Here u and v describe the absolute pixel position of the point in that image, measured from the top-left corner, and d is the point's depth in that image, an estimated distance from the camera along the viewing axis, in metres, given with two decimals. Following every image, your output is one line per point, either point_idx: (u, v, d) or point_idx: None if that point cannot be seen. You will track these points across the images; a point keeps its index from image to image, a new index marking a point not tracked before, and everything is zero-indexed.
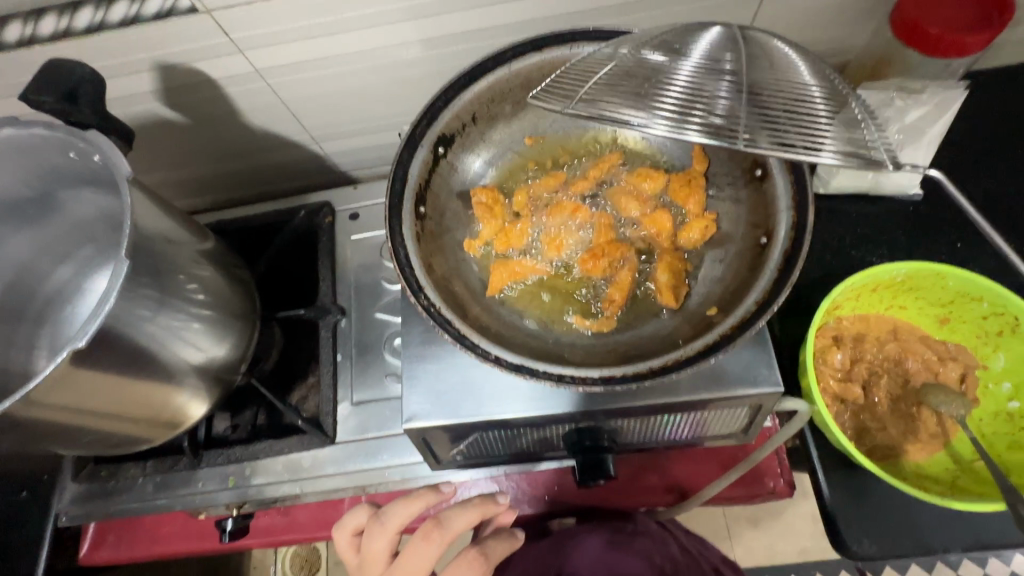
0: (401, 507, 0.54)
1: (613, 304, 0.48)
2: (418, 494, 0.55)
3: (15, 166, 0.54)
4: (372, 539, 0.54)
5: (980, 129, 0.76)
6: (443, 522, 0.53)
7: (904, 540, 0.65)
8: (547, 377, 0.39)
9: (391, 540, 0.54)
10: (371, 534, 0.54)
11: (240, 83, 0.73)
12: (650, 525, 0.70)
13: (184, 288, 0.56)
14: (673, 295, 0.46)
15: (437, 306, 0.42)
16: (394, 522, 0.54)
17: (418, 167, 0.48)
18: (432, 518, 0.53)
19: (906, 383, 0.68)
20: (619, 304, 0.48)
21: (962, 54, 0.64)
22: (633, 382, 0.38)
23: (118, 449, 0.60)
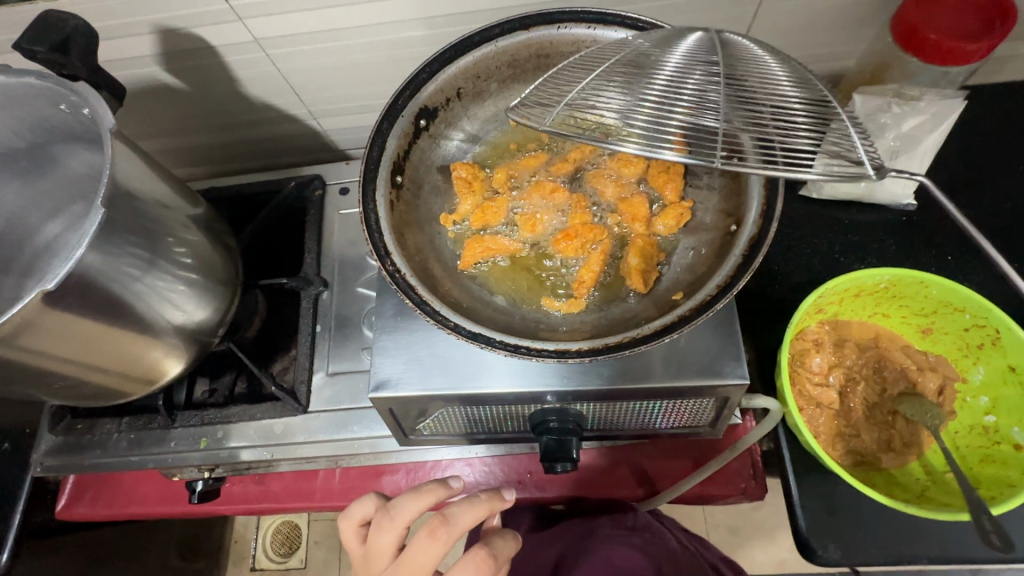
0: (410, 501, 0.51)
1: (583, 285, 0.48)
2: (427, 489, 0.53)
3: (8, 115, 0.55)
4: (380, 533, 0.51)
5: (978, 142, 0.75)
6: (451, 519, 0.50)
7: (870, 548, 0.65)
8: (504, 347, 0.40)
9: (397, 535, 0.51)
10: (378, 527, 0.52)
11: (239, 52, 0.73)
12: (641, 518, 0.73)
13: (165, 245, 0.56)
14: (642, 279, 0.47)
15: (403, 272, 0.43)
16: (402, 516, 0.51)
17: (397, 136, 0.48)
18: (440, 515, 0.50)
19: (883, 391, 0.67)
20: (588, 285, 0.48)
21: (964, 63, 0.62)
22: (588, 358, 0.39)
23: (88, 399, 0.61)
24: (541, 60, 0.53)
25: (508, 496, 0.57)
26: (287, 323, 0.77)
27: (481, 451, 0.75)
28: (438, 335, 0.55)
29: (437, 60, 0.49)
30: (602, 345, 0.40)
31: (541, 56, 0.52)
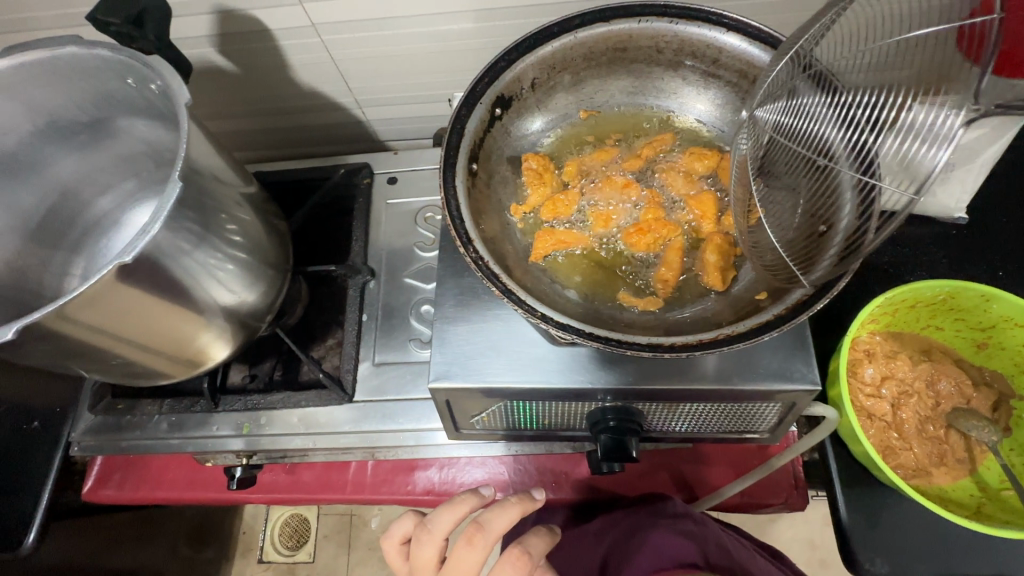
0: (445, 514, 0.53)
1: (664, 283, 0.48)
2: (460, 500, 0.54)
3: (74, 86, 0.54)
4: (423, 548, 0.52)
5: None
6: (485, 526, 0.51)
7: (919, 564, 0.64)
8: (598, 339, 0.39)
9: (438, 548, 0.52)
10: (421, 544, 0.52)
11: (294, 37, 0.73)
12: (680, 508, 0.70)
13: (222, 224, 0.55)
14: (722, 276, 0.47)
15: (486, 260, 0.42)
16: (440, 530, 0.52)
17: (475, 124, 0.47)
18: (474, 522, 0.52)
19: (936, 405, 0.66)
20: (670, 283, 0.48)
21: None
22: (687, 352, 0.38)
23: (136, 379, 0.60)
24: (617, 54, 0.52)
25: (537, 496, 0.57)
26: (328, 311, 0.76)
27: (518, 449, 0.74)
28: (497, 327, 0.54)
29: (516, 48, 0.48)
30: (698, 340, 0.39)
31: (617, 50, 0.51)
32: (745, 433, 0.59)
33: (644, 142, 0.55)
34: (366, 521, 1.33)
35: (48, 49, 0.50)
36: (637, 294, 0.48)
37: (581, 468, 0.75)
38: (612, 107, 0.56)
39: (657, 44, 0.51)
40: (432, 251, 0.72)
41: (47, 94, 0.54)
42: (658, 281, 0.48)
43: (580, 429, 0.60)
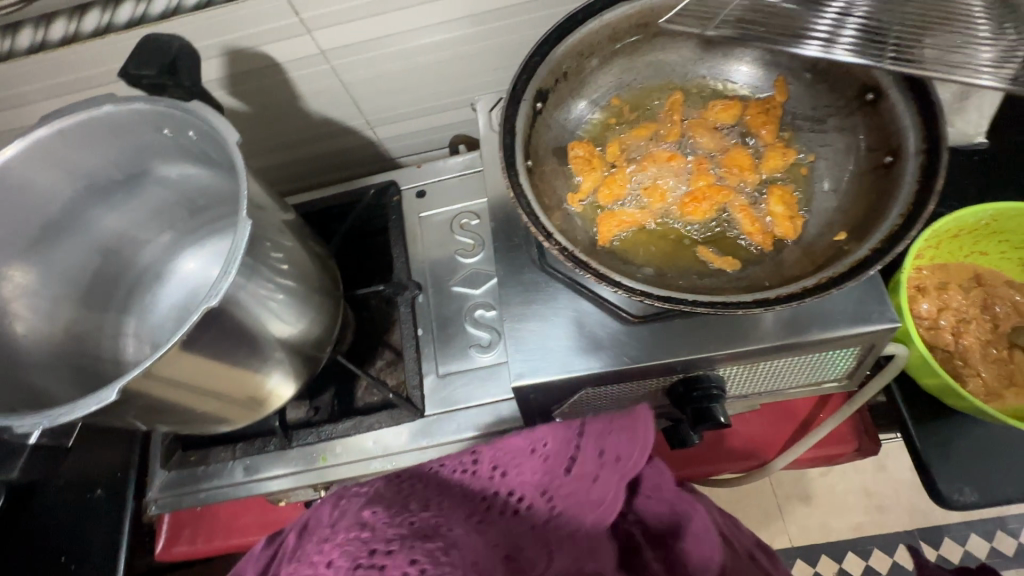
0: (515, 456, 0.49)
1: (757, 233, 0.47)
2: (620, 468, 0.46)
3: (111, 146, 0.54)
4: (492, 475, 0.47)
5: None
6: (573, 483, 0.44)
7: (1005, 486, 0.64)
8: (704, 305, 0.39)
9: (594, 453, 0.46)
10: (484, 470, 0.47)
11: (304, 66, 0.73)
12: None
13: (272, 257, 0.55)
14: (792, 225, 0.46)
15: (571, 249, 0.43)
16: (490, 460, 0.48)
17: (522, 121, 0.48)
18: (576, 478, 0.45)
19: (995, 327, 0.67)
20: (760, 233, 0.47)
21: None
22: (795, 302, 0.38)
23: (200, 425, 0.59)
24: (641, 29, 0.52)
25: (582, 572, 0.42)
26: (376, 332, 0.75)
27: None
28: (566, 317, 0.54)
29: (548, 40, 0.49)
30: (800, 289, 0.39)
31: (641, 25, 0.52)
32: (820, 384, 0.60)
33: (666, 101, 0.54)
34: None
35: (86, 111, 0.50)
36: (715, 253, 0.48)
37: (652, 449, 0.76)
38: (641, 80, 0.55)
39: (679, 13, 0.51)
40: (474, 256, 0.72)
41: (85, 157, 0.54)
42: (748, 234, 0.48)
43: (660, 406, 0.60)
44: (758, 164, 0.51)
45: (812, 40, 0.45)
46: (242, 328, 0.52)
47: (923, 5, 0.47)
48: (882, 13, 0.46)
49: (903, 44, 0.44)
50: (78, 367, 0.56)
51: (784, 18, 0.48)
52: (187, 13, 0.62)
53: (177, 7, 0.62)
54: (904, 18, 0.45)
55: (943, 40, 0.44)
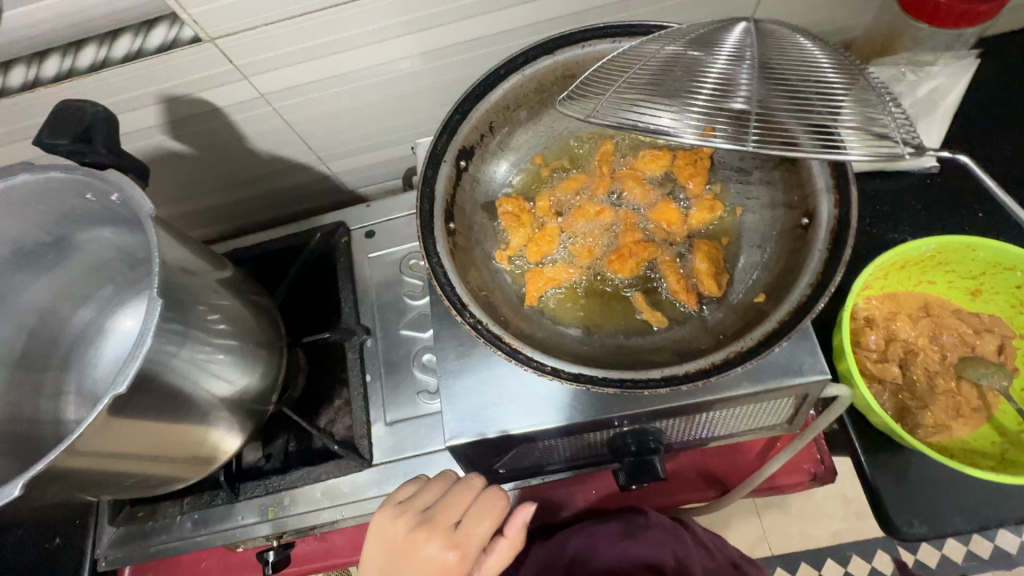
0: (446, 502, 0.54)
1: (682, 291, 0.47)
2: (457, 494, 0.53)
3: (34, 212, 0.53)
4: (413, 498, 0.54)
5: (993, 95, 0.74)
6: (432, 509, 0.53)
7: (954, 518, 0.64)
8: (613, 383, 0.39)
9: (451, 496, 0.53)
10: (409, 496, 0.56)
11: (246, 109, 0.72)
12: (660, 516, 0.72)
13: (205, 318, 0.54)
14: (716, 283, 0.46)
15: (485, 322, 0.42)
16: (438, 480, 0.56)
17: (443, 184, 0.47)
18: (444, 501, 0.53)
19: (943, 358, 0.67)
20: (685, 291, 0.47)
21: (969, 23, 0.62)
22: (704, 379, 0.38)
23: (148, 491, 0.59)
24: (567, 80, 0.51)
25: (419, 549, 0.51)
26: (328, 375, 0.75)
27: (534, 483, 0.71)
28: (502, 373, 0.54)
29: (468, 98, 0.48)
30: (710, 363, 0.39)
31: (566, 76, 0.51)
32: (765, 427, 0.60)
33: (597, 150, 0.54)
34: None
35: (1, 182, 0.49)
36: (644, 310, 0.48)
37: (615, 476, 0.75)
38: (572, 129, 0.55)
39: None
40: (423, 297, 0.72)
41: (7, 225, 0.53)
42: (673, 291, 0.47)
43: (602, 454, 0.59)
44: (687, 216, 0.51)
45: (694, 105, 0.39)
46: (173, 395, 0.52)
47: (802, 59, 0.39)
48: (768, 72, 0.39)
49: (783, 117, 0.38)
50: (12, 435, 0.56)
51: (682, 74, 0.40)
52: (115, 65, 0.61)
53: (105, 60, 0.61)
54: (787, 70, 0.39)
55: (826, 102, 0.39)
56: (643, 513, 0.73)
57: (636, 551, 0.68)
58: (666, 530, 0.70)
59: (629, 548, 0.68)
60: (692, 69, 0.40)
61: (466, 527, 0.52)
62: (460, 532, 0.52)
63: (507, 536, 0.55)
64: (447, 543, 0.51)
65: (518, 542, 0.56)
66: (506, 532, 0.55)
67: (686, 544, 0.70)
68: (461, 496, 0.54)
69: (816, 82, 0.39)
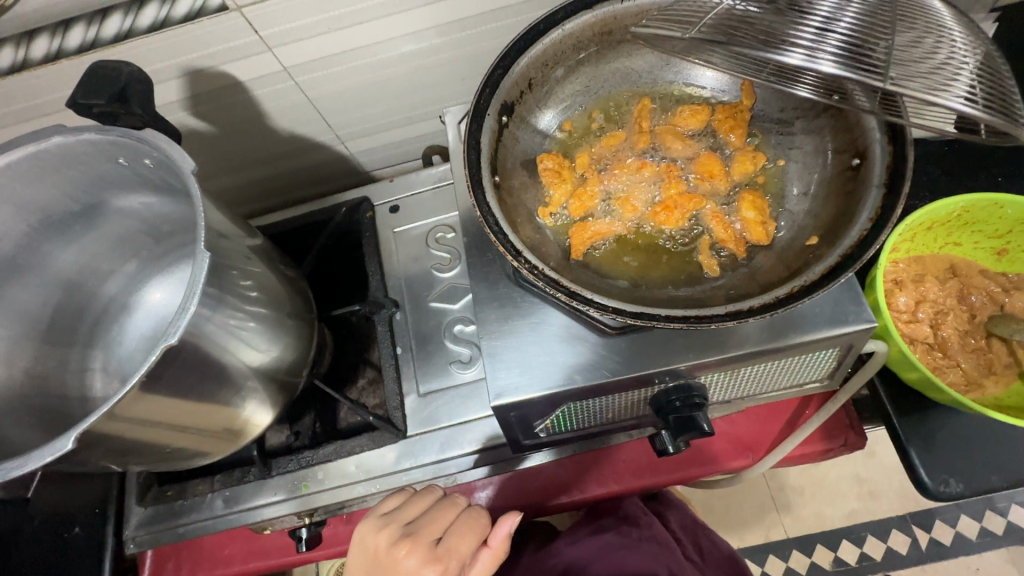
0: (429, 518, 0.55)
1: (731, 239, 0.47)
2: (442, 509, 0.56)
3: (64, 177, 0.52)
4: (396, 513, 0.56)
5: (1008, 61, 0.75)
6: (414, 527, 0.54)
7: (989, 475, 0.64)
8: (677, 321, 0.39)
9: (425, 514, 0.56)
10: (392, 509, 0.57)
11: (268, 84, 0.71)
12: (655, 526, 0.71)
13: (238, 284, 0.53)
14: (764, 230, 0.46)
15: (541, 268, 0.42)
16: (423, 496, 0.58)
17: (487, 137, 0.47)
18: (430, 515, 0.55)
19: (972, 317, 0.67)
20: (735, 238, 0.47)
21: None
22: (768, 314, 0.38)
23: (167, 464, 0.56)
24: (605, 37, 0.51)
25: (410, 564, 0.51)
26: (355, 351, 0.74)
27: (561, 453, 0.71)
28: (544, 331, 0.53)
29: (510, 52, 0.48)
30: (773, 299, 0.39)
31: (604, 33, 0.51)
32: (804, 383, 0.59)
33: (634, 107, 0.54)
34: None
35: (33, 144, 0.48)
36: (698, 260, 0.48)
37: (640, 454, 0.73)
38: (609, 88, 0.55)
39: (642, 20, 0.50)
40: (451, 270, 0.71)
41: (37, 190, 0.52)
42: (720, 240, 0.47)
43: (643, 415, 0.59)
44: (728, 169, 0.51)
45: (796, 47, 0.38)
46: (211, 361, 0.50)
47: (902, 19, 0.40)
48: (869, 21, 0.39)
49: (883, 57, 0.38)
50: (40, 409, 0.54)
51: (771, 18, 0.41)
52: (141, 35, 0.60)
53: (131, 29, 0.60)
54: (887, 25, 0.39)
55: (920, 52, 0.39)
56: (638, 521, 0.71)
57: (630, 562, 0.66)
58: (658, 543, 0.68)
59: (624, 559, 0.66)
60: (790, 15, 0.40)
61: (447, 544, 0.53)
62: (441, 548, 0.53)
63: (492, 546, 0.55)
64: (428, 558, 0.52)
65: (503, 552, 0.55)
66: (490, 541, 0.55)
67: (677, 558, 0.69)
68: (445, 514, 0.56)
69: (909, 35, 0.39)
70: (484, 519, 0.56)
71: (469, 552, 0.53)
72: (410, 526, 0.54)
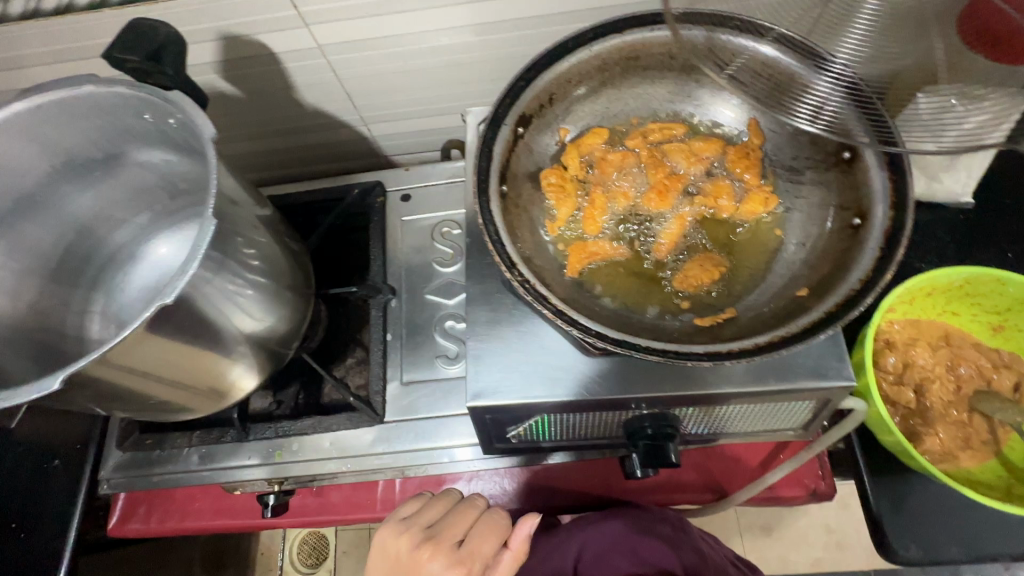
0: (450, 521, 0.57)
1: (689, 283, 0.48)
2: (461, 511, 0.59)
3: (90, 125, 0.54)
4: (416, 517, 0.58)
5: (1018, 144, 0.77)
6: (437, 529, 0.56)
7: (950, 547, 0.65)
8: (656, 352, 0.40)
9: (449, 516, 0.58)
10: (412, 513, 0.59)
11: (299, 58, 0.72)
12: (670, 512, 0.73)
13: (242, 251, 0.54)
14: (708, 273, 0.48)
15: (532, 282, 0.43)
16: (443, 500, 0.60)
17: (501, 145, 0.47)
18: (451, 514, 0.58)
19: (958, 389, 0.68)
20: (695, 283, 0.48)
21: None
22: (746, 358, 0.39)
23: (151, 415, 0.57)
24: (630, 62, 0.52)
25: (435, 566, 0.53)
26: (346, 331, 0.76)
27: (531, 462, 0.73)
28: (530, 342, 0.54)
29: (534, 67, 0.48)
30: (752, 345, 0.40)
31: (630, 58, 0.52)
32: (777, 429, 0.60)
33: (650, 131, 0.54)
34: None
35: (66, 90, 0.49)
36: (671, 278, 0.49)
37: (608, 474, 0.75)
38: (631, 112, 0.56)
39: (670, 51, 0.51)
40: (452, 265, 0.72)
41: (63, 134, 0.54)
42: (684, 282, 0.48)
43: (615, 436, 0.60)
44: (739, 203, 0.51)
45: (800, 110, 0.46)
46: (206, 323, 0.51)
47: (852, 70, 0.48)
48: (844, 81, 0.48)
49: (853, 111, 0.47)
50: (39, 343, 0.56)
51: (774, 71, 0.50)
52: None
53: None
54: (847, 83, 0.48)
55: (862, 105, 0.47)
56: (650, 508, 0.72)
57: (647, 548, 0.67)
58: (674, 525, 0.71)
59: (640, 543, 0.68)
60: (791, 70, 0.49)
61: (470, 545, 0.55)
62: (463, 550, 0.55)
63: (511, 548, 0.56)
64: (450, 561, 0.54)
65: (523, 554, 0.56)
66: (510, 543, 0.56)
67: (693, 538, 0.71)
68: (464, 517, 0.58)
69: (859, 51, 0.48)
70: (504, 522, 0.58)
71: (492, 554, 0.55)
72: (432, 527, 0.57)
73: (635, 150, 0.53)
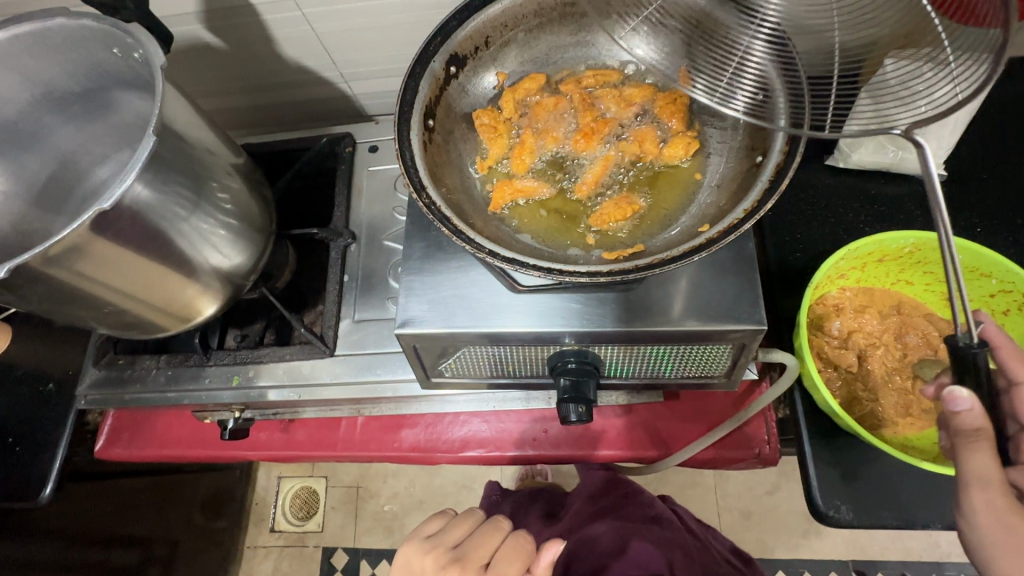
0: (474, 542, 0.58)
1: (605, 220, 0.50)
2: (484, 533, 0.59)
3: (64, 57, 0.59)
4: (441, 536, 0.60)
5: (990, 120, 0.76)
6: (463, 550, 0.57)
7: (882, 511, 0.65)
8: (538, 269, 0.43)
9: (474, 537, 0.59)
10: (437, 530, 0.61)
11: (276, 10, 0.75)
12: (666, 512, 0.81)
13: (216, 195, 0.59)
14: (621, 210, 0.49)
15: (438, 205, 0.45)
16: (466, 519, 0.62)
17: (429, 81, 0.49)
18: (476, 534, 0.59)
19: (904, 356, 0.67)
20: (611, 220, 0.49)
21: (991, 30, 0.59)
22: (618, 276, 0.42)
23: (126, 330, 0.62)
24: (567, 8, 0.54)
25: None
26: (313, 274, 0.79)
27: (480, 407, 0.76)
28: (462, 278, 0.56)
29: (465, 7, 0.50)
30: (632, 266, 0.43)
31: (566, 5, 0.54)
32: (704, 378, 0.61)
33: (585, 78, 0.56)
34: (372, 493, 1.35)
35: (40, 21, 0.54)
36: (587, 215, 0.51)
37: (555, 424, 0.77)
38: (571, 60, 0.58)
39: None
40: None
41: (40, 64, 0.59)
42: (601, 220, 0.50)
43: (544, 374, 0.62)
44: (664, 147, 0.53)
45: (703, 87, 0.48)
46: (175, 252, 0.56)
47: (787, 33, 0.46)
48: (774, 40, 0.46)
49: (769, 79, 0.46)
50: None
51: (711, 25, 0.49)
52: None
53: None
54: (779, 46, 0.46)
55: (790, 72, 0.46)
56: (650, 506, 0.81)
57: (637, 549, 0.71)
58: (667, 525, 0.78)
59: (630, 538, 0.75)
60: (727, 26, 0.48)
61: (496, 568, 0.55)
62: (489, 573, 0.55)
63: None
64: None
65: None
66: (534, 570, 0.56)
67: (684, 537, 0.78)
68: (492, 536, 0.59)
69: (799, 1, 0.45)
70: (528, 547, 0.58)
71: None
72: (458, 548, 0.58)
73: (568, 95, 0.56)
